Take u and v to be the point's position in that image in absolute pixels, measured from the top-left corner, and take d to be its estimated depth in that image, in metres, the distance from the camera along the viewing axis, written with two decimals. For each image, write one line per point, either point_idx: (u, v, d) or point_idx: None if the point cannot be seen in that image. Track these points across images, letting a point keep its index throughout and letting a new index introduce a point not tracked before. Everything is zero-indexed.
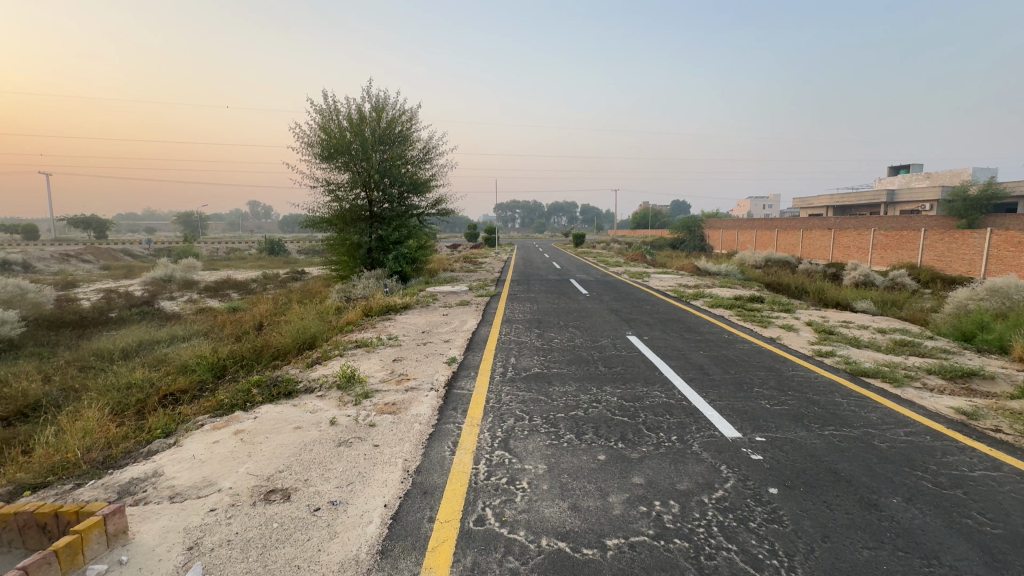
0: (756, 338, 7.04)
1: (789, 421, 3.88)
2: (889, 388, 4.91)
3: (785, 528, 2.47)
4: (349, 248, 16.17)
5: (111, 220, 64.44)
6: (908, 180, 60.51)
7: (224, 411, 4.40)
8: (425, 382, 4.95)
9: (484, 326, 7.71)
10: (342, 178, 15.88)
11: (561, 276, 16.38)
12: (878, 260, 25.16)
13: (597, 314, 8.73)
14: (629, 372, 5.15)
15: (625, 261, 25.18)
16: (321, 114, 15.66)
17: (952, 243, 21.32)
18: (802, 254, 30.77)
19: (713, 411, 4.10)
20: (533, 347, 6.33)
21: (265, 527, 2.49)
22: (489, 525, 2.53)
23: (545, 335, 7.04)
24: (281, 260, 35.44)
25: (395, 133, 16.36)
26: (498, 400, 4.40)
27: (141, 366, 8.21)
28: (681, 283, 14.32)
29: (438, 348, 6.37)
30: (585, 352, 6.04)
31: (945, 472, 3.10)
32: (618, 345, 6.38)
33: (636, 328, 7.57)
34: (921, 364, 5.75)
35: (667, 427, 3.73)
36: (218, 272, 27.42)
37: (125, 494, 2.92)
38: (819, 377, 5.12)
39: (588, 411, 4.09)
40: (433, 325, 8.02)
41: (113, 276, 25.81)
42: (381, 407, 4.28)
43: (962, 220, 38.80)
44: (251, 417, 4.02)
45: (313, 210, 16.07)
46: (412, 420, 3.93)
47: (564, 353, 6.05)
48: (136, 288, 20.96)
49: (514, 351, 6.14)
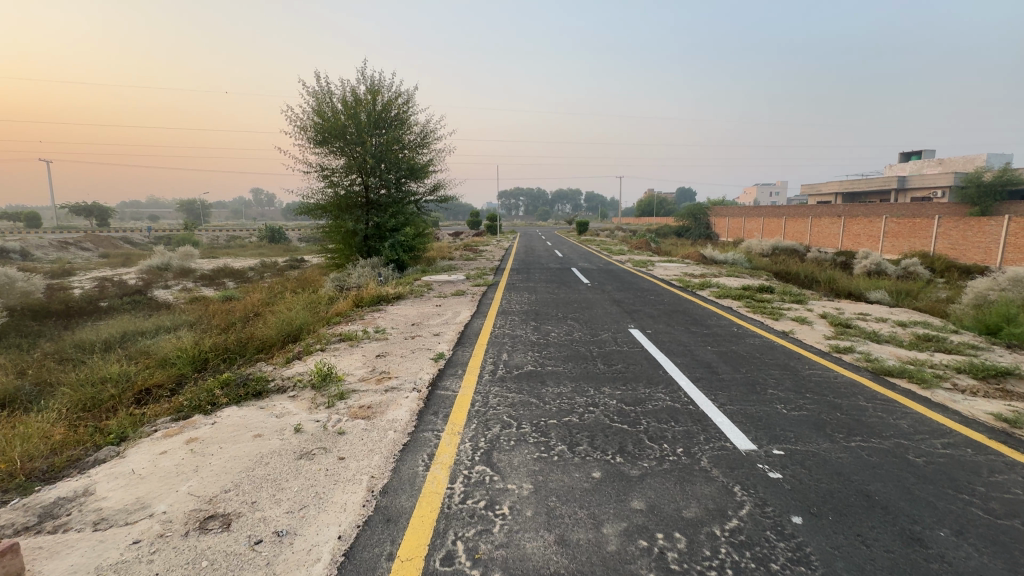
0: (767, 331, 6.58)
1: (810, 430, 3.44)
2: (917, 390, 4.44)
3: (814, 572, 2.05)
4: (344, 235, 15.72)
5: (113, 207, 64.13)
6: (920, 166, 59.27)
7: (185, 414, 4.00)
8: (407, 381, 4.54)
9: (478, 318, 7.30)
10: (337, 163, 15.40)
11: (563, 265, 15.92)
12: (889, 249, 24.49)
13: (598, 306, 8.28)
14: (630, 371, 4.71)
15: (629, 249, 24.66)
16: (315, 96, 15.11)
17: (968, 231, 20.64)
18: (811, 241, 30.10)
19: (724, 417, 3.67)
20: (527, 342, 5.90)
21: (192, 567, 2.09)
22: (458, 564, 2.12)
23: (542, 328, 6.61)
24: (282, 248, 35.10)
25: (391, 116, 15.82)
26: (484, 404, 3.98)
27: (120, 359, 7.84)
28: (687, 272, 13.82)
29: (426, 343, 5.95)
30: (583, 348, 5.60)
31: (997, 496, 2.66)
32: (620, 340, 5.94)
33: (639, 321, 7.11)
34: (949, 362, 5.27)
35: (671, 437, 3.31)
36: (216, 260, 27.11)
37: (45, 518, 2.52)
38: (839, 377, 4.67)
39: (583, 417, 3.67)
40: (424, 317, 7.60)
41: (110, 264, 25.47)
42: (354, 411, 3.87)
43: (976, 207, 37.95)
44: (210, 423, 3.62)
45: (308, 196, 15.60)
46: (386, 428, 3.53)
47: (561, 348, 5.61)
48: (131, 276, 20.64)
49: (507, 346, 5.71)
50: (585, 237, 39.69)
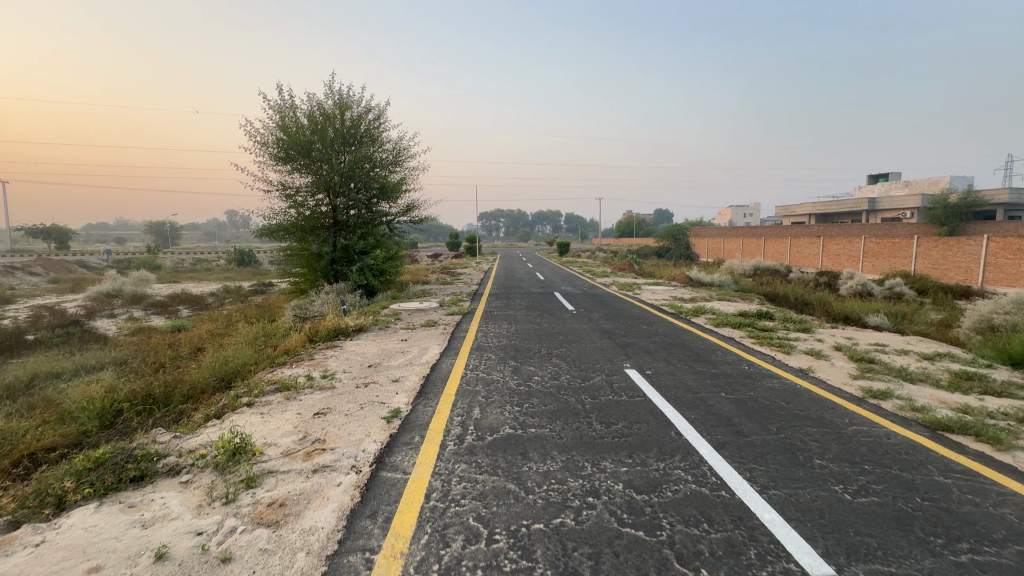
0: (784, 371, 5.66)
1: (897, 537, 2.45)
2: (994, 454, 3.51)
3: None
4: (309, 259, 14.53)
5: (76, 229, 61.28)
6: (887, 189, 61.16)
7: (15, 521, 2.80)
8: (344, 457, 3.43)
9: (448, 358, 6.21)
10: (301, 181, 14.34)
11: (544, 290, 14.97)
12: (870, 269, 24.32)
13: (586, 339, 7.28)
14: (635, 435, 3.69)
15: (613, 272, 23.93)
16: (278, 110, 14.10)
17: (947, 251, 20.56)
18: (791, 262, 29.98)
19: (773, 510, 2.67)
20: (505, 390, 4.85)
21: None
22: None
23: (522, 371, 5.57)
24: (250, 272, 33.43)
25: (361, 132, 14.92)
26: (443, 496, 2.88)
27: (15, 412, 6.46)
28: (676, 296, 13.03)
29: (380, 394, 4.83)
30: (572, 398, 4.58)
31: None
32: (616, 386, 4.95)
33: (635, 358, 6.13)
34: (1007, 409, 4.39)
35: (710, 558, 2.28)
36: (174, 285, 25.32)
37: None
38: (893, 437, 3.73)
39: (580, 518, 2.62)
40: (385, 355, 6.48)
41: (56, 290, 23.52)
42: (258, 514, 2.74)
43: (944, 227, 38.85)
44: (33, 547, 2.44)
45: (269, 217, 14.40)
46: (295, 548, 2.41)
47: (546, 399, 4.56)
48: (74, 304, 18.80)
49: (480, 398, 4.63)
50: (565, 258, 39.04)
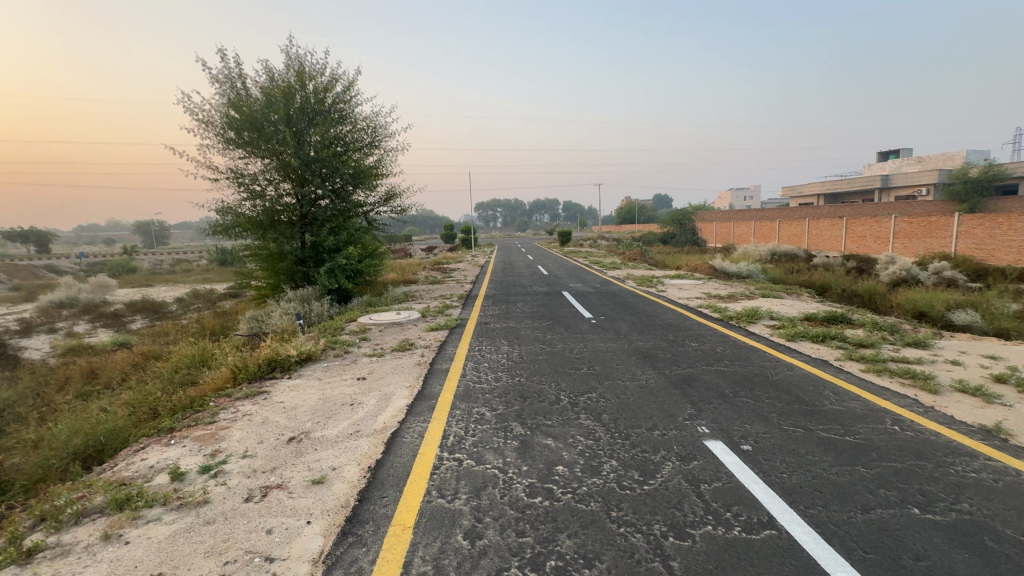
0: (964, 436, 3.42)
1: None
2: None
3: None
4: (270, 259, 12.21)
5: (56, 231, 58.60)
6: (899, 164, 58.51)
7: None
8: None
9: (415, 421, 3.95)
10: (258, 166, 12.00)
11: (551, 288, 12.70)
12: (902, 251, 22.06)
13: (622, 371, 5.05)
14: None
15: (623, 262, 21.59)
16: (226, 83, 11.74)
17: (995, 229, 18.14)
18: (810, 245, 27.67)
19: None
20: (508, 513, 2.60)
21: None
22: None
23: (533, 450, 3.33)
24: (230, 273, 30.93)
25: (327, 106, 12.54)
26: None
27: None
28: (712, 293, 10.78)
29: (276, 526, 2.58)
30: (639, 540, 2.33)
31: None
32: (705, 492, 2.73)
33: (709, 412, 3.89)
34: None
35: None
36: (142, 292, 22.90)
37: None
38: None
39: None
40: (323, 414, 4.23)
41: (9, 301, 21.12)
42: None
43: (966, 204, 36.33)
44: None
45: (222, 210, 12.04)
46: None
47: (588, 547, 2.30)
48: (15, 318, 16.37)
49: (457, 545, 2.36)
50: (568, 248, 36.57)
